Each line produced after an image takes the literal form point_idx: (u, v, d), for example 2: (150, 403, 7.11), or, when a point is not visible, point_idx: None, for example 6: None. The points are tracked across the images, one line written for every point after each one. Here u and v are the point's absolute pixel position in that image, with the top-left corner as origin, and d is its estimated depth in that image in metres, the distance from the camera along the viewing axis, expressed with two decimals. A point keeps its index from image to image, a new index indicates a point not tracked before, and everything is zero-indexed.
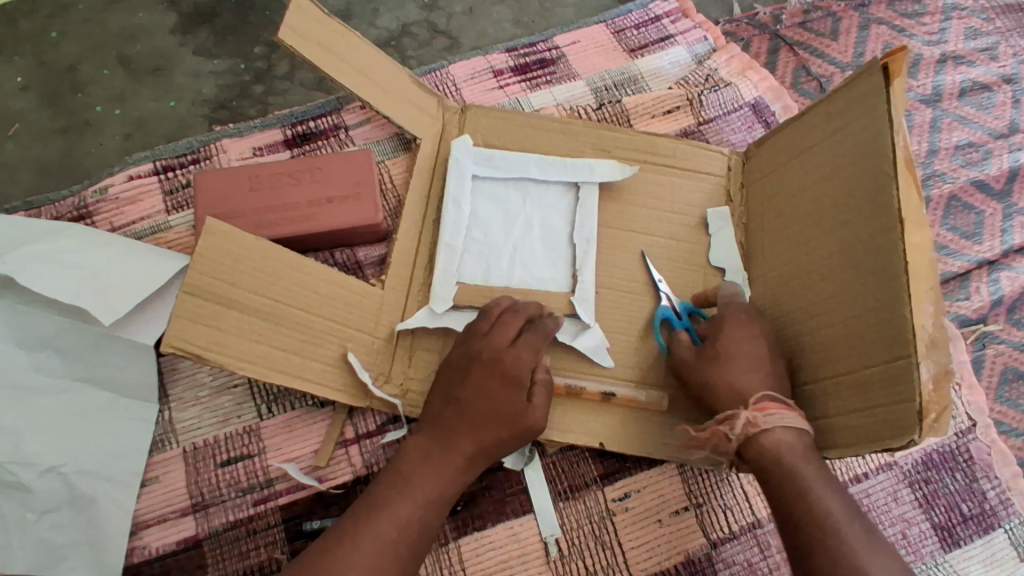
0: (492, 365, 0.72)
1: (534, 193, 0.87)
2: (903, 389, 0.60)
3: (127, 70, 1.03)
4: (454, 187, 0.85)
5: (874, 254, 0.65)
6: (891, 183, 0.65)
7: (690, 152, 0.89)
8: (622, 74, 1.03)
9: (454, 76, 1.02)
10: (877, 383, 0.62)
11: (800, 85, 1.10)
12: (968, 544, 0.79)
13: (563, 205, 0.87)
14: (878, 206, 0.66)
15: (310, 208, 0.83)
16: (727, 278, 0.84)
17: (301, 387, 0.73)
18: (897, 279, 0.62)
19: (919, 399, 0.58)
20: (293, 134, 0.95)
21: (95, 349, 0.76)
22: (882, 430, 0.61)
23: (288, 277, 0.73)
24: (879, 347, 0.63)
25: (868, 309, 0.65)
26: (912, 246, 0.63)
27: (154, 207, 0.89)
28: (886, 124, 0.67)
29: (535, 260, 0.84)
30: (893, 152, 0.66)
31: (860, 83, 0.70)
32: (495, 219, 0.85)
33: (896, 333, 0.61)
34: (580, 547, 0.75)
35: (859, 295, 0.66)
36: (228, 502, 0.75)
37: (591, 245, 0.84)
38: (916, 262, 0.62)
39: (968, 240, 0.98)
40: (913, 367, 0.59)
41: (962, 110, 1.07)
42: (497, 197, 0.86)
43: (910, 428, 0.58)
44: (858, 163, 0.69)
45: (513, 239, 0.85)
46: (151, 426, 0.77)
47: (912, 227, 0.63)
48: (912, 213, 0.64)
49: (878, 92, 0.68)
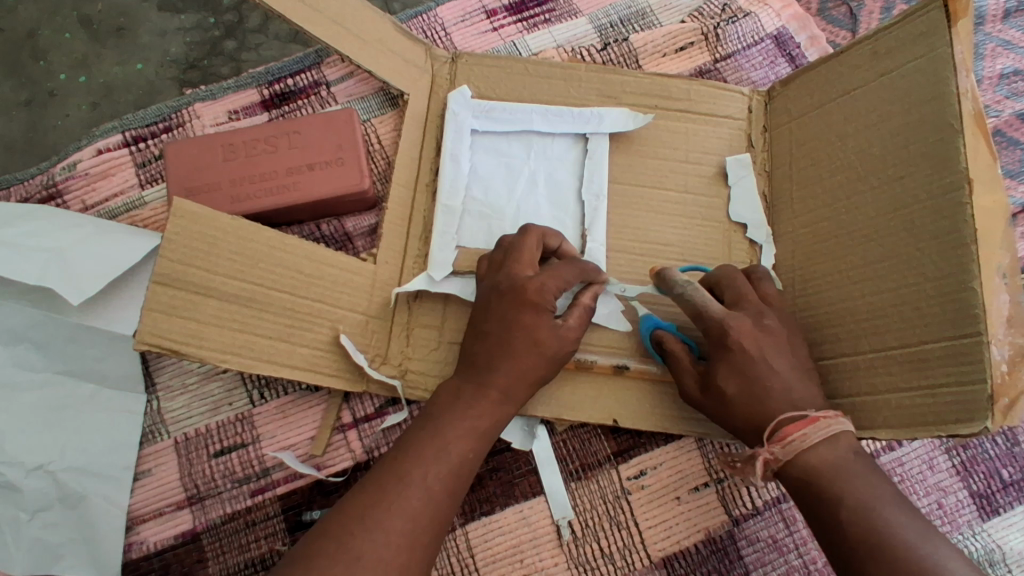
0: (514, 293, 0.65)
1: (536, 148, 0.80)
2: (972, 369, 0.53)
3: (89, 31, 0.95)
4: (450, 143, 0.78)
5: (934, 215, 0.58)
6: (958, 139, 0.58)
7: (707, 94, 0.80)
8: (628, 8, 0.93)
9: (443, 19, 0.92)
10: (938, 360, 0.55)
11: (828, 11, 0.98)
12: (1007, 512, 0.74)
13: (568, 161, 0.79)
14: (939, 162, 0.59)
15: (289, 176, 0.76)
16: (748, 234, 0.77)
17: (288, 375, 0.68)
18: (965, 247, 0.55)
19: (991, 380, 0.51)
20: (270, 94, 0.87)
21: (72, 340, 0.72)
22: (942, 412, 0.54)
23: (270, 257, 0.67)
24: (940, 320, 0.56)
25: (926, 278, 0.57)
26: (982, 209, 0.56)
27: (127, 181, 0.83)
28: (950, 70, 0.60)
29: (540, 221, 0.77)
30: (958, 100, 0.59)
31: (913, 22, 0.63)
32: (494, 178, 0.78)
33: (961, 306, 0.54)
34: (594, 528, 0.71)
35: (914, 262, 0.59)
36: (225, 493, 0.72)
37: (599, 201, 0.77)
38: (987, 227, 0.55)
39: (1014, 180, 0.89)
40: (985, 345, 0.52)
41: (1007, 33, 0.96)
42: (497, 152, 0.79)
43: (980, 413, 0.52)
44: (914, 113, 0.62)
45: (515, 199, 0.78)
46: (139, 417, 0.74)
47: (981, 188, 0.56)
48: (981, 170, 0.57)
49: (938, 31, 0.61)
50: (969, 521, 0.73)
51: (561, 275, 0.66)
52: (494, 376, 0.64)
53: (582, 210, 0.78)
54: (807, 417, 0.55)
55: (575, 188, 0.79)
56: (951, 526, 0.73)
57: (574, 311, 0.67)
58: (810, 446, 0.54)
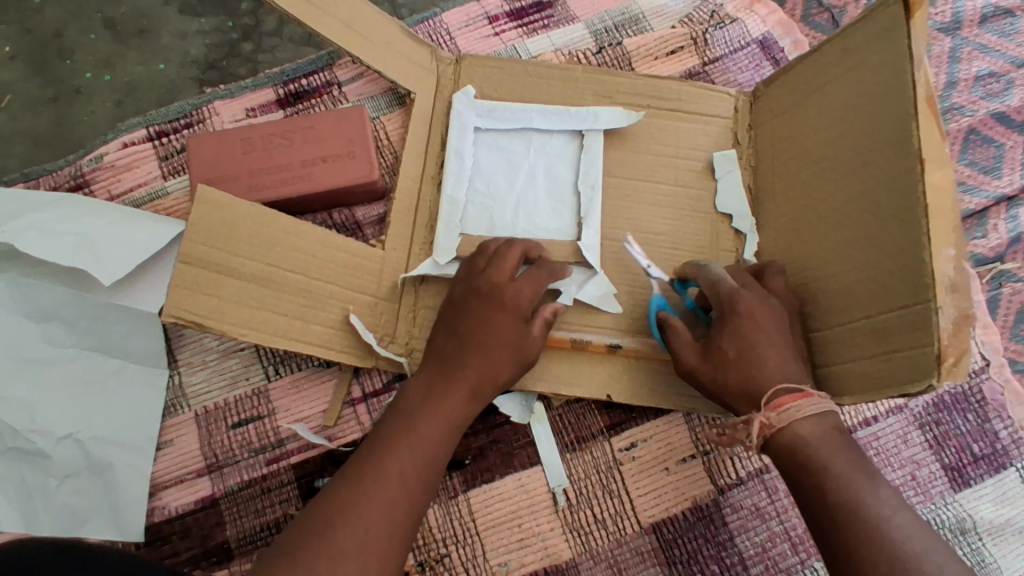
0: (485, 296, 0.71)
1: (537, 144, 0.85)
2: (922, 334, 0.60)
3: (113, 33, 1.01)
4: (456, 138, 0.83)
5: (895, 196, 0.64)
6: (912, 123, 0.63)
7: (696, 95, 0.86)
8: (622, 14, 0.99)
9: (448, 24, 0.98)
10: (896, 329, 0.62)
11: (811, 17, 1.03)
12: (978, 483, 0.79)
13: (567, 157, 0.85)
14: (899, 146, 0.65)
15: (303, 168, 0.81)
16: (733, 224, 0.83)
17: (301, 349, 0.72)
18: (918, 223, 0.61)
19: (938, 344, 0.58)
20: (285, 93, 0.93)
21: (100, 319, 0.77)
22: (900, 375, 0.61)
23: (286, 241, 0.72)
24: (897, 292, 0.63)
25: (889, 254, 0.64)
26: (935, 188, 0.61)
27: (150, 173, 0.88)
28: (909, 61, 0.65)
29: (538, 211, 0.82)
30: (914, 90, 0.64)
31: (879, 17, 0.69)
32: (498, 172, 0.84)
33: (915, 278, 0.61)
34: (588, 496, 0.76)
35: (879, 240, 0.65)
36: (242, 462, 0.76)
37: (594, 193, 0.82)
38: (939, 205, 0.61)
39: (987, 176, 0.95)
40: (932, 311, 0.59)
41: (983, 37, 1.01)
42: (501, 147, 0.85)
43: (930, 373, 0.58)
44: (878, 102, 0.68)
45: (517, 191, 0.83)
46: (162, 391, 0.78)
47: (933, 167, 0.62)
48: (934, 152, 0.62)
49: (900, 24, 0.66)
50: (941, 492, 0.78)
51: (534, 286, 0.73)
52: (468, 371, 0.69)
53: (578, 201, 0.83)
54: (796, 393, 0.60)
55: (572, 180, 0.84)
56: (924, 497, 0.78)
57: (540, 322, 0.73)
58: (802, 416, 0.58)
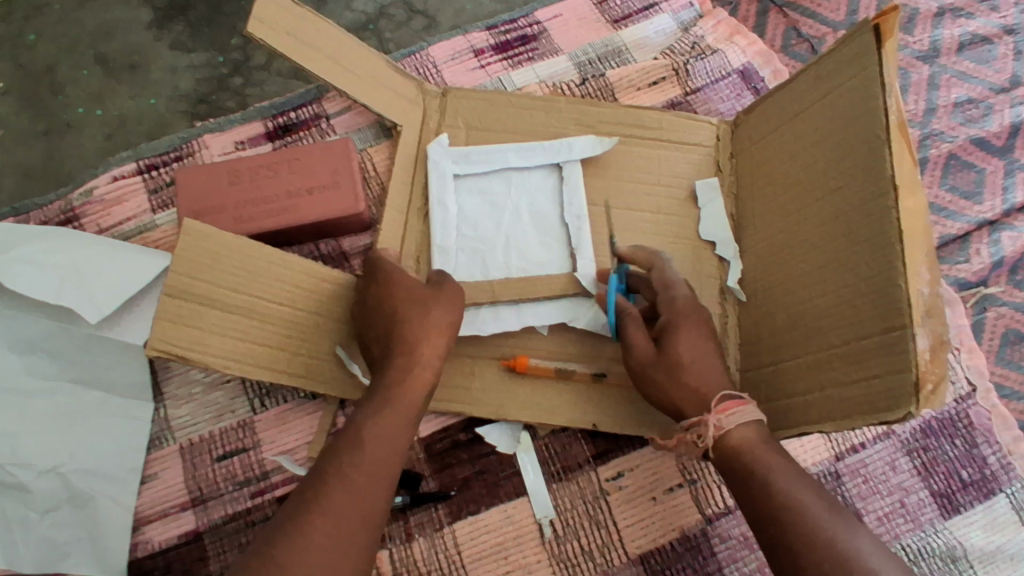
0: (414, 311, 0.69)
1: (514, 179, 0.85)
2: (899, 359, 0.61)
3: (106, 68, 1.02)
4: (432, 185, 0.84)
5: (868, 220, 0.67)
6: (885, 149, 0.66)
7: (676, 124, 0.87)
8: (605, 46, 1.01)
9: (434, 57, 1.00)
10: (872, 354, 0.63)
11: (791, 47, 1.06)
12: (968, 510, 0.78)
13: (545, 192, 0.85)
14: (871, 171, 0.67)
15: (290, 201, 0.82)
16: (717, 251, 0.84)
17: (284, 379, 0.73)
18: (892, 247, 0.63)
19: (916, 369, 0.59)
20: (274, 126, 0.94)
21: (86, 350, 0.77)
22: (877, 401, 0.62)
23: (271, 272, 0.73)
24: (873, 317, 0.64)
25: (862, 278, 0.66)
26: (907, 211, 0.64)
27: (140, 206, 0.89)
28: (880, 89, 0.68)
29: (528, 246, 0.82)
30: (886, 115, 0.67)
31: (849, 46, 0.71)
32: (478, 212, 0.84)
33: (890, 302, 0.63)
34: (575, 527, 0.76)
35: (853, 263, 0.67)
36: (226, 495, 0.76)
37: (581, 223, 0.83)
38: (911, 229, 0.64)
39: (968, 201, 0.95)
40: (908, 336, 0.60)
41: (961, 65, 1.03)
42: (480, 187, 0.85)
43: (906, 400, 0.59)
44: (850, 129, 0.70)
45: (498, 230, 0.83)
46: (148, 423, 0.79)
47: (905, 193, 0.64)
48: (905, 178, 0.65)
49: (869, 53, 0.69)
50: (931, 519, 0.78)
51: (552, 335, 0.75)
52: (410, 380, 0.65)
53: (565, 232, 0.83)
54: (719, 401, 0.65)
55: (558, 214, 0.84)
56: (914, 524, 0.77)
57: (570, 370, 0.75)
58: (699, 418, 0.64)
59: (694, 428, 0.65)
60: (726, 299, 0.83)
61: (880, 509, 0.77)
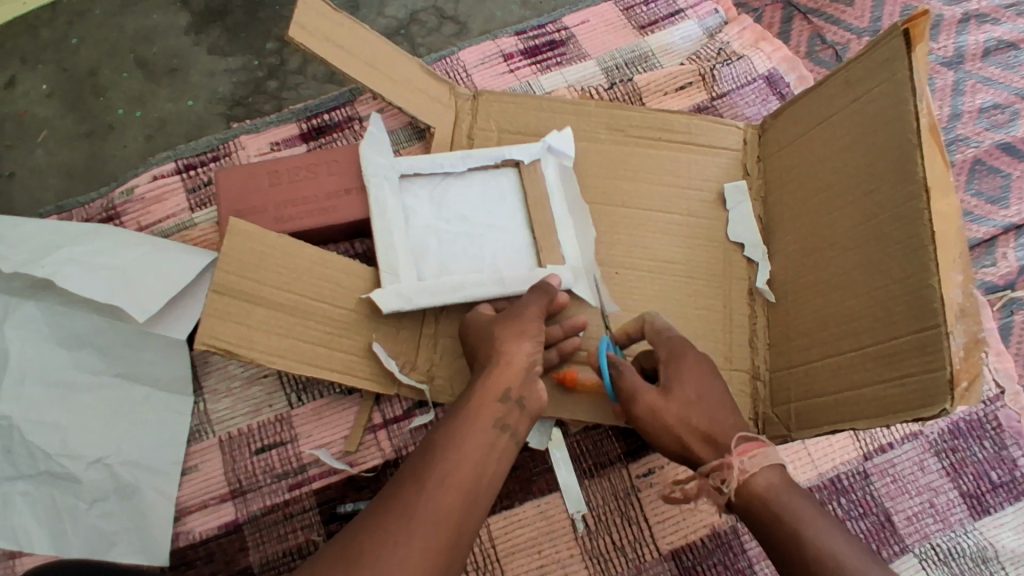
0: (501, 326, 0.70)
1: (438, 198, 0.84)
2: (933, 358, 0.62)
3: (145, 71, 1.05)
4: (416, 295, 0.78)
5: (900, 223, 0.68)
6: (917, 152, 0.68)
7: (704, 127, 0.90)
8: (632, 51, 1.02)
9: (465, 62, 1.02)
10: (906, 353, 0.65)
11: (816, 53, 1.07)
12: (997, 512, 0.80)
13: (485, 181, 0.86)
14: (903, 176, 0.69)
15: (329, 200, 0.84)
16: (745, 253, 0.86)
17: (328, 377, 0.75)
18: (925, 249, 0.65)
19: (949, 367, 0.61)
20: (309, 128, 0.96)
21: (130, 344, 0.79)
22: (911, 399, 0.64)
23: (312, 271, 0.75)
24: (907, 318, 0.66)
25: (895, 279, 0.68)
26: (939, 214, 0.65)
27: (178, 205, 0.91)
28: (909, 92, 0.69)
29: (550, 206, 0.85)
30: (917, 119, 0.68)
31: (878, 52, 0.73)
32: (462, 247, 0.83)
33: (924, 303, 0.64)
34: (607, 522, 0.77)
35: (885, 264, 0.69)
36: (265, 487, 0.78)
37: (543, 154, 0.86)
38: (944, 232, 0.65)
39: (995, 205, 0.97)
40: (943, 335, 0.62)
41: (986, 70, 1.04)
42: (433, 238, 0.82)
43: (942, 397, 0.61)
44: (879, 134, 0.72)
45: (511, 232, 0.85)
46: (187, 417, 0.80)
47: (937, 196, 0.66)
48: (937, 181, 0.67)
49: (900, 58, 0.70)
50: (960, 519, 0.79)
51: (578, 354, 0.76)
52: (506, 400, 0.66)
53: (548, 176, 0.86)
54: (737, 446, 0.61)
55: (531, 170, 0.86)
56: (943, 524, 0.79)
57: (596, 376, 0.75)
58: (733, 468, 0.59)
59: (719, 471, 0.61)
60: (755, 299, 0.85)
61: (908, 509, 0.80)
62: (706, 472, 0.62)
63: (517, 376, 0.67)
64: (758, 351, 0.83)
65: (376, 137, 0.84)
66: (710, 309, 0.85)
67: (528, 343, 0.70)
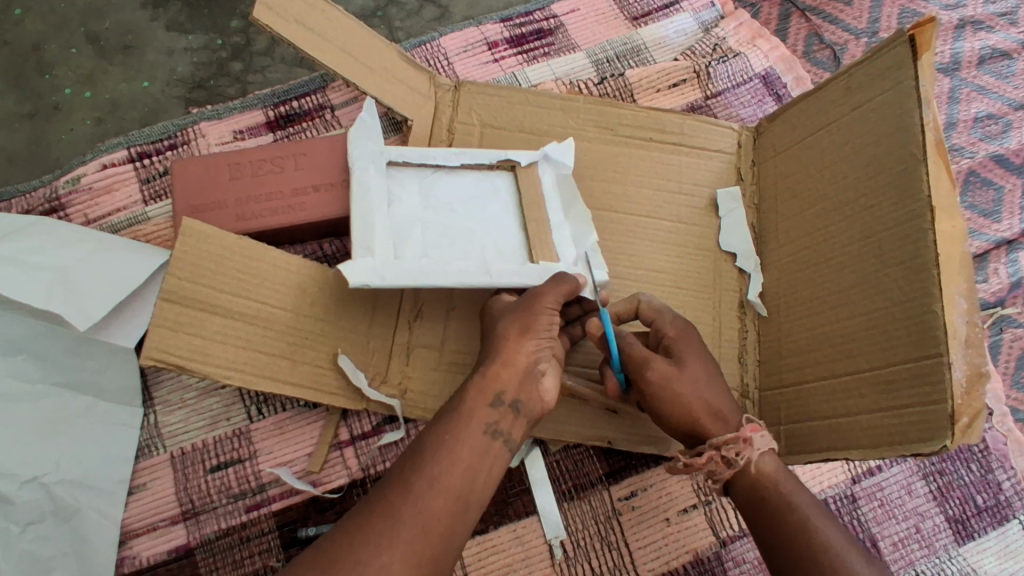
0: (508, 318, 0.64)
1: (421, 187, 0.77)
2: (935, 390, 0.59)
3: (97, 48, 0.96)
4: (391, 274, 0.69)
5: (901, 242, 0.64)
6: (920, 167, 0.64)
7: (698, 128, 0.85)
8: (623, 44, 0.97)
9: (446, 49, 0.95)
10: (903, 382, 0.61)
11: (812, 53, 1.03)
12: (982, 536, 0.78)
13: (479, 179, 0.78)
14: (906, 191, 0.65)
15: (294, 197, 0.78)
16: (737, 263, 0.82)
17: (292, 391, 0.69)
18: (928, 272, 0.61)
19: (951, 401, 0.57)
20: (275, 116, 0.89)
21: (73, 352, 0.73)
22: (909, 432, 0.60)
23: (275, 276, 0.69)
24: (906, 344, 0.62)
25: (894, 302, 0.64)
26: (943, 235, 0.62)
27: (130, 197, 0.84)
28: (914, 101, 0.65)
29: (546, 208, 0.78)
30: (922, 132, 0.64)
31: (882, 57, 0.69)
32: (448, 239, 0.74)
33: (925, 330, 0.60)
34: (585, 548, 0.73)
35: (884, 286, 0.65)
36: (220, 509, 0.72)
37: (539, 160, 0.80)
38: (947, 254, 0.61)
39: (987, 219, 0.94)
40: (945, 366, 0.58)
41: (981, 79, 1.00)
42: (415, 225, 0.74)
43: (941, 433, 0.57)
44: (882, 145, 0.68)
45: (503, 225, 0.77)
46: (135, 431, 0.75)
47: (942, 216, 0.62)
48: (943, 201, 0.63)
49: (904, 65, 0.67)
50: (945, 545, 0.77)
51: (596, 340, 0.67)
52: (499, 404, 0.59)
53: (545, 178, 0.79)
54: (737, 428, 0.63)
55: (528, 173, 0.79)
56: (929, 550, 0.77)
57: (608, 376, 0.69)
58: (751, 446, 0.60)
59: (734, 444, 0.61)
60: (746, 312, 0.81)
61: (895, 534, 0.77)
62: (718, 444, 0.62)
63: (514, 378, 0.61)
64: (747, 367, 0.79)
65: (367, 123, 0.77)
66: (698, 322, 0.81)
67: (532, 342, 0.63)
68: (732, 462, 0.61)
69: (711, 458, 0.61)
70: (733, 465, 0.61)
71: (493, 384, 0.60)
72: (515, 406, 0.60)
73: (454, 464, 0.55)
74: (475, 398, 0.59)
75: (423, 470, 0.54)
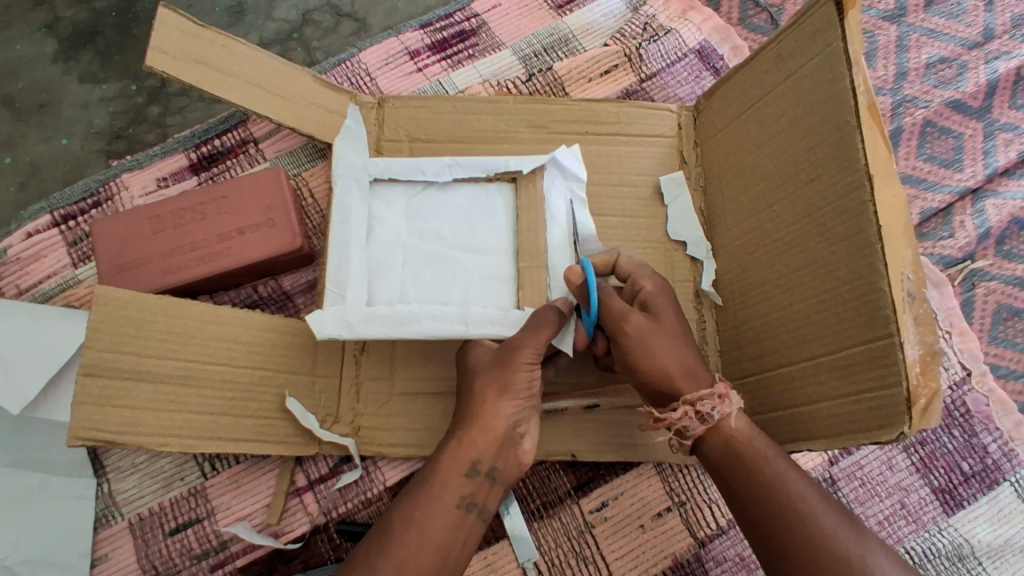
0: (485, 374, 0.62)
1: (410, 206, 0.74)
2: (890, 373, 0.55)
3: (11, 110, 0.93)
4: (359, 322, 0.66)
5: (843, 216, 0.61)
6: (856, 135, 0.60)
7: (634, 115, 0.82)
8: (551, 35, 0.93)
9: (367, 64, 0.92)
10: (859, 365, 0.58)
11: (750, 18, 0.98)
12: (971, 503, 0.76)
13: (475, 192, 0.74)
14: (845, 162, 0.61)
15: (220, 243, 0.75)
16: (688, 252, 0.79)
17: (237, 447, 0.67)
18: (871, 247, 0.58)
19: (907, 383, 0.54)
20: (198, 157, 0.86)
21: (14, 432, 0.72)
22: (869, 420, 0.57)
23: (204, 331, 0.66)
24: (858, 326, 0.58)
25: (841, 282, 0.60)
26: (884, 205, 0.58)
27: (59, 262, 0.82)
28: (844, 63, 0.61)
29: (545, 229, 0.72)
30: (855, 97, 0.60)
31: (811, 19, 0.65)
32: (432, 272, 0.71)
33: (875, 308, 0.57)
34: (561, 566, 0.72)
35: (830, 264, 0.62)
36: (184, 572, 0.71)
37: (547, 165, 0.74)
38: (891, 226, 0.58)
39: (948, 169, 0.90)
40: (897, 346, 0.54)
41: (930, 22, 0.96)
42: (396, 254, 0.71)
43: (899, 418, 0.54)
44: (819, 115, 0.64)
45: (493, 255, 0.72)
46: (91, 501, 0.73)
47: (881, 184, 0.58)
48: (882, 170, 0.59)
49: (832, 27, 0.63)
50: (933, 517, 0.75)
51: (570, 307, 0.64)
52: (473, 474, 0.60)
53: (549, 187, 0.74)
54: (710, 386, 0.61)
55: (528, 184, 0.73)
56: (916, 525, 0.74)
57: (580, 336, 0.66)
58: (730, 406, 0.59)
59: (710, 399, 0.59)
60: (703, 302, 0.78)
61: (879, 513, 0.75)
62: (692, 400, 0.60)
63: (492, 446, 0.60)
64: (709, 359, 0.77)
65: (353, 129, 0.77)
66: None
67: (512, 402, 0.62)
68: (706, 418, 0.59)
69: (685, 415, 0.60)
70: (708, 420, 0.59)
71: (469, 451, 0.60)
72: (491, 475, 0.60)
73: (423, 545, 0.56)
74: (449, 468, 0.60)
75: (389, 554, 0.55)
